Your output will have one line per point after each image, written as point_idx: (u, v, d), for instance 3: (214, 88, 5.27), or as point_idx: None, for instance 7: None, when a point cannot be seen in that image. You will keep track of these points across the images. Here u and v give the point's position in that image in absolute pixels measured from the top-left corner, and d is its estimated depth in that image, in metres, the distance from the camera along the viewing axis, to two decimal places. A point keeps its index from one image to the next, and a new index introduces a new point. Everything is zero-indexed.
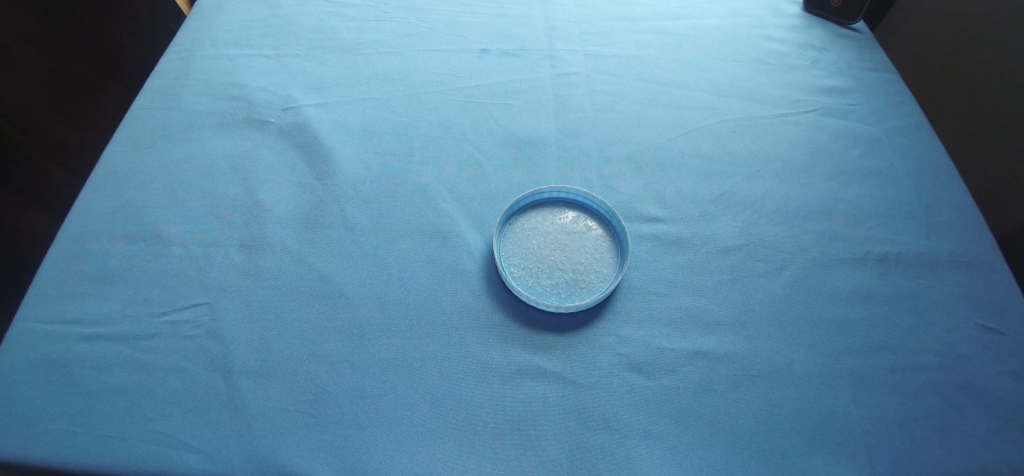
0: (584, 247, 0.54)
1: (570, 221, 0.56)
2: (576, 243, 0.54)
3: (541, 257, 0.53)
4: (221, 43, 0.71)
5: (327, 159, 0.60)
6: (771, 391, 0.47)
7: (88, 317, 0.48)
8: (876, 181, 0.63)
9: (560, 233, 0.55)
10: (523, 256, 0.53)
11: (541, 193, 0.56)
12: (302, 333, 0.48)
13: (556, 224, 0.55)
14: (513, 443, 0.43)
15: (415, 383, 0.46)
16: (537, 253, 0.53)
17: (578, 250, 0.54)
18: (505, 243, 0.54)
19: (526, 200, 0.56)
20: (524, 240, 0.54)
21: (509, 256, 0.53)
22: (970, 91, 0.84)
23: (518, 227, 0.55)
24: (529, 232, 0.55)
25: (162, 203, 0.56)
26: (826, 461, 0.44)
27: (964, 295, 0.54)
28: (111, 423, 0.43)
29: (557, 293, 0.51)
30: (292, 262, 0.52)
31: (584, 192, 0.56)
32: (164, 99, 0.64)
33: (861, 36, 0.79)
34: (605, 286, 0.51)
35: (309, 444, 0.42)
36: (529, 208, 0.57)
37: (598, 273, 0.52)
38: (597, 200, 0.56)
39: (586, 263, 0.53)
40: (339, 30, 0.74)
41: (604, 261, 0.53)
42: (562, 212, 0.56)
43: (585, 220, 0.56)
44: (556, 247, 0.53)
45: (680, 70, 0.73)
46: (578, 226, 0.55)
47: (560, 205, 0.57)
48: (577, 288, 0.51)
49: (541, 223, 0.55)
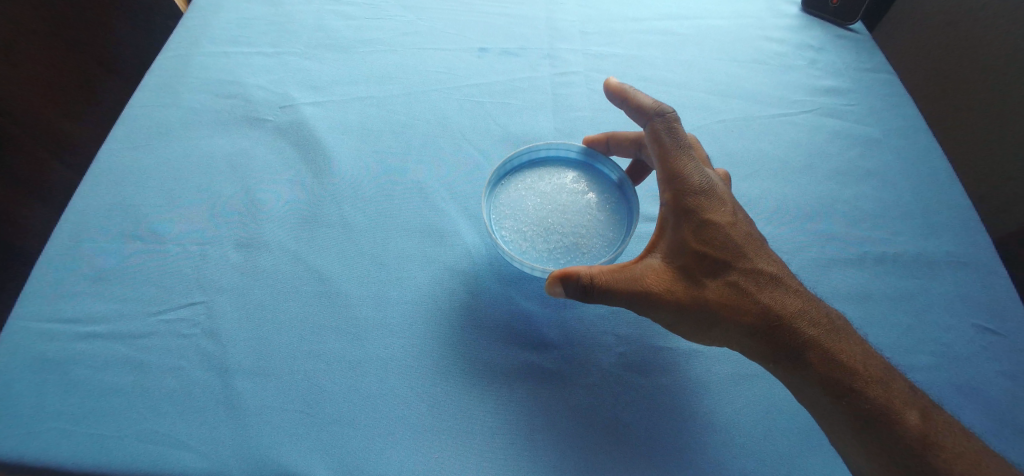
0: (582, 208, 0.50)
1: (569, 182, 0.52)
2: (573, 204, 0.50)
3: (536, 219, 0.49)
4: (221, 39, 0.70)
5: (325, 158, 0.60)
6: (770, 389, 0.47)
7: (85, 316, 0.48)
8: (872, 182, 0.63)
9: (556, 195, 0.51)
10: (517, 217, 0.50)
11: (537, 150, 0.53)
12: (298, 331, 0.48)
13: (552, 184, 0.52)
14: (510, 443, 0.43)
15: (413, 380, 0.46)
16: (533, 215, 0.50)
17: (578, 212, 0.50)
18: (499, 205, 0.51)
19: (523, 163, 0.53)
20: (516, 201, 0.51)
21: (503, 219, 0.50)
22: (976, 98, 0.82)
23: (509, 190, 0.52)
24: (523, 193, 0.51)
25: (158, 201, 0.55)
26: (821, 461, 0.44)
27: (961, 295, 0.54)
28: (106, 423, 0.43)
29: (553, 256, 0.47)
30: (289, 260, 0.52)
31: (584, 149, 0.52)
32: (163, 96, 0.64)
33: (859, 37, 0.79)
34: (611, 249, 0.47)
35: (307, 443, 0.42)
36: (525, 170, 0.53)
37: (598, 235, 0.48)
38: (599, 157, 0.52)
39: (587, 225, 0.49)
40: (339, 29, 0.73)
41: (605, 223, 0.49)
42: (559, 173, 0.53)
43: (585, 182, 0.52)
44: (552, 210, 0.50)
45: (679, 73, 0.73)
46: (577, 187, 0.52)
47: (559, 167, 0.53)
48: (574, 249, 0.47)
49: (537, 185, 0.52)
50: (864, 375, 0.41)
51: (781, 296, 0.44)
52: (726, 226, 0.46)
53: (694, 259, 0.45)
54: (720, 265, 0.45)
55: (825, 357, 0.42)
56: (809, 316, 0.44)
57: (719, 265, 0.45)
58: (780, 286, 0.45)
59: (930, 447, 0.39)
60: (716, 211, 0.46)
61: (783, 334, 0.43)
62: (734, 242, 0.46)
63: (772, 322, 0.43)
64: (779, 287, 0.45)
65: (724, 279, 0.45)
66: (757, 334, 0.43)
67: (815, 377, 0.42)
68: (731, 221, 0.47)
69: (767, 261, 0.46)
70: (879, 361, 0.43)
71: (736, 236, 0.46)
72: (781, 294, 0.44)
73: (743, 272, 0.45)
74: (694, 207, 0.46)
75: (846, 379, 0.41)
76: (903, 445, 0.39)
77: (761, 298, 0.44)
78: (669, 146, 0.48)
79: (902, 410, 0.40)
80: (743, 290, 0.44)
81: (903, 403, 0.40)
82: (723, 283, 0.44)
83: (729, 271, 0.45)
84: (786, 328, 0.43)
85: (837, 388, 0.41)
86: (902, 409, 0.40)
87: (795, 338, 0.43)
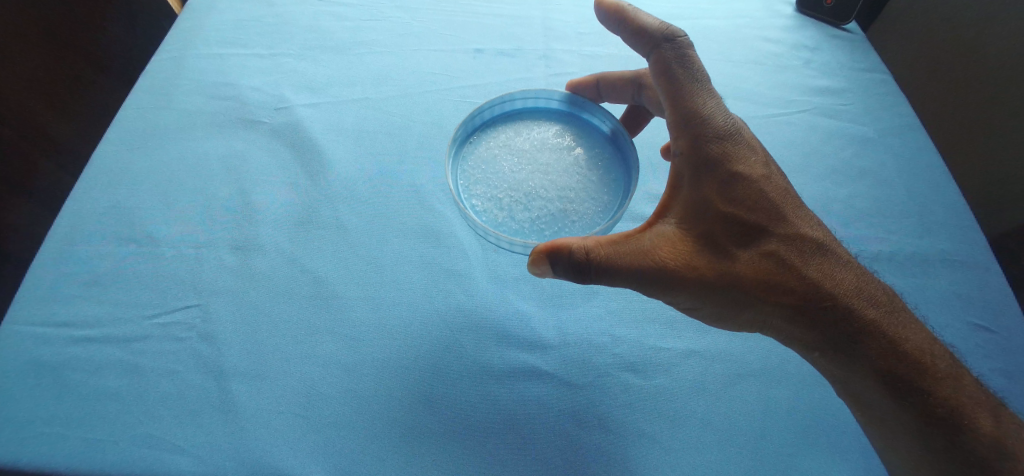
0: (559, 162, 0.47)
1: (544, 137, 0.49)
2: (550, 158, 0.47)
3: (513, 179, 0.46)
4: (215, 40, 0.70)
5: (320, 159, 0.60)
6: (765, 389, 0.47)
7: (79, 319, 0.48)
8: (867, 181, 0.64)
9: (535, 150, 0.48)
10: (492, 179, 0.47)
11: (512, 100, 0.50)
12: (294, 333, 0.48)
13: (525, 140, 0.49)
14: (507, 444, 0.43)
15: (409, 382, 0.46)
16: (508, 174, 0.47)
17: (560, 167, 0.47)
18: (471, 170, 0.48)
19: (491, 120, 0.51)
20: (489, 162, 0.48)
21: (477, 183, 0.47)
22: (973, 102, 0.82)
23: (483, 147, 0.49)
24: (495, 154, 0.48)
25: (152, 204, 0.55)
26: (816, 460, 0.45)
27: (955, 293, 0.55)
28: (100, 427, 0.43)
29: (536, 218, 0.45)
30: (285, 263, 0.52)
31: (568, 96, 0.50)
32: (156, 98, 0.64)
33: (853, 37, 0.79)
34: (605, 217, 0.45)
35: (303, 447, 0.42)
36: (496, 128, 0.50)
37: (579, 190, 0.46)
38: (586, 104, 0.50)
39: (566, 178, 0.46)
40: (334, 30, 0.72)
41: (585, 176, 0.47)
42: (539, 126, 0.51)
43: (560, 135, 0.50)
44: (531, 165, 0.47)
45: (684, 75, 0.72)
46: (552, 141, 0.49)
47: (530, 121, 0.51)
48: (557, 207, 0.45)
49: (509, 143, 0.49)
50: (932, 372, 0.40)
51: (810, 260, 0.42)
52: (747, 181, 0.44)
53: (727, 225, 0.42)
54: (757, 234, 0.43)
55: (886, 347, 0.40)
56: (840, 280, 0.42)
57: (756, 234, 0.43)
58: (824, 258, 0.43)
59: (1008, 458, 0.37)
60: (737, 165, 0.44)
61: (816, 303, 0.41)
62: (758, 199, 0.43)
63: (819, 298, 0.41)
64: (815, 251, 0.43)
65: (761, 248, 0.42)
66: (787, 302, 0.41)
67: (856, 358, 0.41)
68: (751, 174, 0.44)
69: (807, 228, 0.44)
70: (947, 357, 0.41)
71: (759, 192, 0.44)
72: (822, 263, 0.42)
73: (783, 241, 0.43)
74: (712, 160, 0.44)
75: (916, 378, 0.39)
76: (972, 451, 0.38)
77: (809, 273, 0.42)
78: (682, 87, 0.46)
79: (974, 417, 0.39)
80: (788, 263, 0.42)
81: (976, 410, 0.39)
82: (761, 252, 0.42)
83: (754, 233, 0.43)
84: (817, 295, 0.41)
85: (903, 386, 0.39)
86: (975, 414, 0.39)
87: (829, 309, 0.41)
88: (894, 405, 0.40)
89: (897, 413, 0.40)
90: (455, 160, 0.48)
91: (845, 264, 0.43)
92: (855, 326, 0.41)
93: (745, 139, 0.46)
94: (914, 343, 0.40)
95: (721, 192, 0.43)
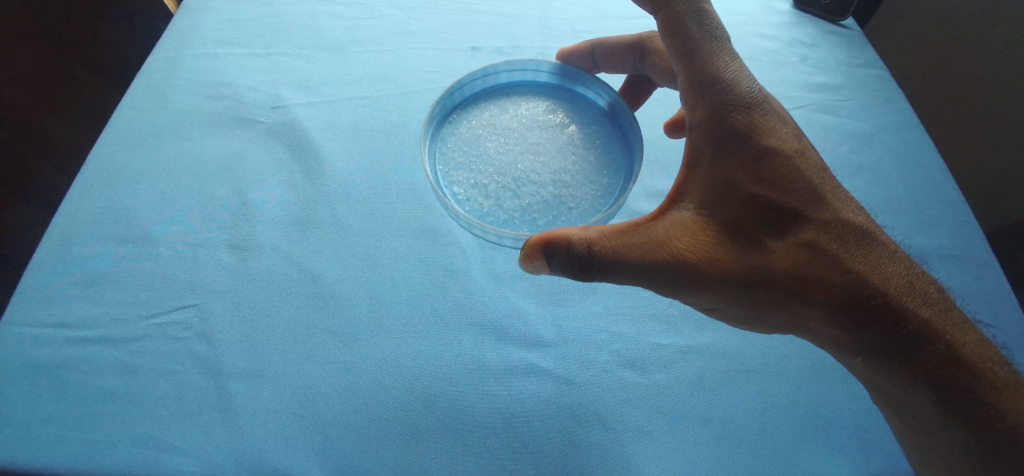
0: (543, 139, 0.47)
1: (527, 114, 0.49)
2: (532, 135, 0.47)
3: (497, 159, 0.46)
4: (211, 40, 0.69)
5: (318, 159, 0.59)
6: (764, 385, 0.47)
7: (76, 320, 0.47)
8: (864, 177, 0.64)
9: (520, 123, 0.48)
10: (477, 160, 0.46)
11: (496, 73, 0.50)
12: (291, 332, 0.47)
13: (508, 119, 0.49)
14: (505, 442, 0.43)
15: (408, 381, 0.45)
16: (491, 155, 0.46)
17: (547, 140, 0.47)
18: (455, 152, 0.48)
19: (471, 98, 0.51)
20: (473, 143, 0.48)
21: (461, 166, 0.47)
22: (970, 99, 0.82)
23: (467, 122, 0.49)
24: (478, 135, 0.48)
25: (149, 204, 0.55)
26: (815, 455, 0.45)
27: (952, 289, 0.55)
28: (98, 428, 0.42)
29: (524, 199, 0.44)
30: (282, 262, 0.52)
31: (556, 65, 0.49)
32: (153, 98, 0.64)
33: (850, 33, 0.79)
34: (605, 203, 0.44)
35: (302, 446, 0.42)
36: (477, 108, 0.50)
37: (564, 167, 0.45)
38: (578, 75, 0.50)
39: (550, 155, 0.46)
40: (330, 29, 0.72)
41: (569, 153, 0.46)
42: (525, 99, 0.51)
43: (543, 111, 0.50)
44: (516, 145, 0.47)
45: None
46: (535, 119, 0.49)
47: (513, 99, 0.51)
48: (543, 187, 0.44)
49: (492, 123, 0.49)
50: (974, 369, 0.38)
51: (836, 240, 0.40)
52: (768, 156, 0.41)
53: (760, 212, 0.40)
54: (793, 221, 0.40)
55: (930, 344, 0.38)
56: (868, 260, 0.40)
57: (792, 222, 0.40)
58: (867, 248, 0.40)
59: None
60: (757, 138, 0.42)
61: (862, 298, 0.39)
62: (783, 178, 0.41)
63: (866, 291, 0.39)
64: (859, 241, 0.40)
65: (797, 236, 0.40)
66: (815, 288, 0.39)
67: (882, 347, 0.39)
68: (773, 147, 0.42)
69: (846, 214, 0.41)
70: (987, 352, 0.40)
71: (781, 168, 0.41)
72: (863, 248, 0.40)
73: (822, 227, 0.40)
74: (729, 135, 0.41)
75: (956, 375, 0.38)
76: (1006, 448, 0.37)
77: (855, 265, 0.39)
78: (699, 54, 0.43)
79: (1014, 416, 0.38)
80: (832, 254, 0.39)
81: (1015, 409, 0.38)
82: (800, 242, 0.40)
83: (777, 213, 0.40)
84: (846, 279, 0.39)
85: (941, 382, 0.38)
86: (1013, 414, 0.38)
87: (870, 301, 0.39)
88: (924, 393, 0.39)
89: (927, 407, 0.39)
90: (434, 140, 0.48)
91: (872, 242, 0.41)
92: (884, 311, 0.39)
93: (768, 108, 0.43)
94: (962, 343, 0.38)
95: (750, 175, 0.41)
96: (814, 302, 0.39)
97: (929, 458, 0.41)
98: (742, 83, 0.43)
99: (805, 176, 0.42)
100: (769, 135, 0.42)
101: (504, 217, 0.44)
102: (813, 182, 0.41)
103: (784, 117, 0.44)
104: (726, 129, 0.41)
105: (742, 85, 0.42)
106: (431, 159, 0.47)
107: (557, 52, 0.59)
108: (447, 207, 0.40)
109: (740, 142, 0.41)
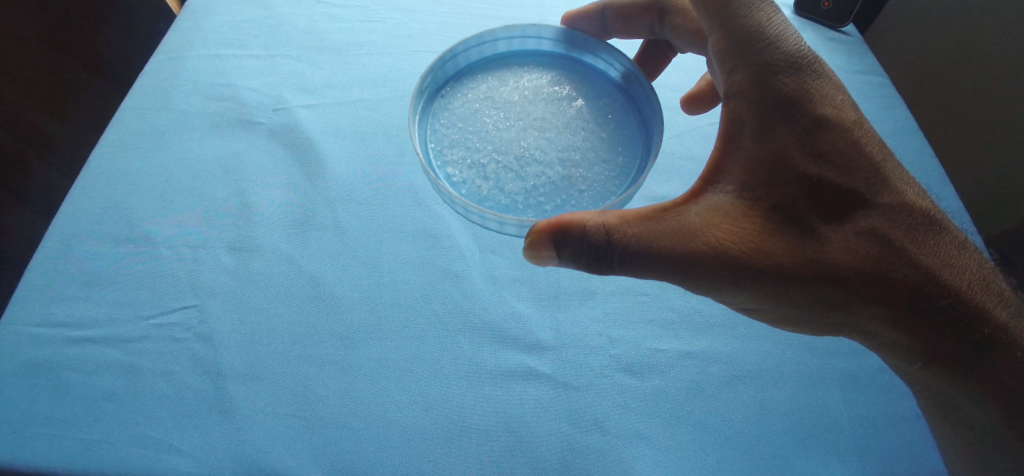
0: (542, 111, 0.47)
1: (527, 87, 0.49)
2: (531, 107, 0.48)
3: (496, 135, 0.46)
4: (214, 42, 0.70)
5: (318, 159, 0.60)
6: (761, 391, 0.47)
7: (78, 319, 0.48)
8: None
9: (521, 95, 0.49)
10: (476, 136, 0.47)
11: (493, 41, 0.50)
12: (290, 335, 0.48)
13: (506, 92, 0.49)
14: (502, 446, 0.43)
15: (405, 384, 0.46)
16: (489, 130, 0.46)
17: (550, 111, 0.47)
18: (451, 130, 0.47)
19: (464, 72, 0.51)
20: (470, 119, 0.48)
21: (457, 144, 0.47)
22: (971, 106, 0.81)
23: (461, 94, 0.49)
24: (476, 111, 0.48)
25: (150, 205, 0.55)
26: (811, 461, 0.45)
27: None
28: (98, 427, 0.43)
29: (527, 179, 0.44)
30: (282, 264, 0.52)
31: (560, 31, 0.50)
32: (154, 99, 0.64)
33: (850, 40, 0.79)
34: (621, 186, 0.44)
35: (299, 447, 0.42)
36: (473, 81, 0.50)
37: (569, 142, 0.45)
38: (587, 42, 0.50)
39: (553, 128, 0.46)
40: (332, 32, 0.72)
41: (571, 127, 0.46)
42: (526, 68, 0.51)
43: (543, 83, 0.50)
44: (515, 119, 0.47)
45: (690, 78, 0.69)
46: (534, 91, 0.49)
47: (511, 70, 0.51)
48: (548, 164, 0.44)
49: (489, 98, 0.49)
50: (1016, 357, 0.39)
51: (874, 222, 0.40)
52: (820, 134, 0.41)
53: (814, 196, 0.39)
54: (850, 206, 0.40)
55: (975, 333, 0.39)
56: (914, 244, 0.40)
57: (848, 207, 0.40)
58: (923, 236, 0.40)
59: None
60: (796, 113, 0.41)
61: (917, 287, 0.39)
62: (836, 158, 0.41)
63: (921, 280, 0.39)
64: (920, 231, 0.41)
65: (851, 221, 0.40)
66: (862, 276, 0.38)
67: (925, 337, 0.39)
68: (814, 121, 0.41)
69: (902, 197, 0.41)
70: None
71: (834, 147, 0.41)
72: (919, 233, 0.40)
73: (881, 214, 0.40)
74: (765, 110, 0.40)
75: (995, 362, 0.39)
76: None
77: (914, 254, 0.39)
78: (742, 18, 0.42)
79: None
80: (897, 245, 0.39)
81: None
82: (861, 230, 0.39)
83: (817, 195, 0.39)
84: (902, 269, 0.39)
85: (979, 366, 0.40)
86: None
87: (920, 290, 0.39)
88: (955, 377, 0.40)
89: (959, 392, 0.41)
90: (425, 115, 0.48)
91: (916, 224, 0.41)
92: (937, 302, 0.39)
93: (815, 78, 0.42)
94: (1007, 330, 0.40)
95: (803, 154, 0.40)
96: (848, 289, 0.39)
97: (951, 436, 0.43)
98: (782, 50, 0.41)
99: (847, 152, 0.41)
100: (810, 107, 0.41)
101: (507, 197, 0.44)
102: (870, 165, 0.41)
103: (831, 86, 0.43)
104: (775, 100, 0.40)
105: (785, 54, 0.41)
106: (423, 136, 0.47)
107: (563, 16, 0.60)
108: (440, 189, 0.40)
109: (777, 117, 0.40)
